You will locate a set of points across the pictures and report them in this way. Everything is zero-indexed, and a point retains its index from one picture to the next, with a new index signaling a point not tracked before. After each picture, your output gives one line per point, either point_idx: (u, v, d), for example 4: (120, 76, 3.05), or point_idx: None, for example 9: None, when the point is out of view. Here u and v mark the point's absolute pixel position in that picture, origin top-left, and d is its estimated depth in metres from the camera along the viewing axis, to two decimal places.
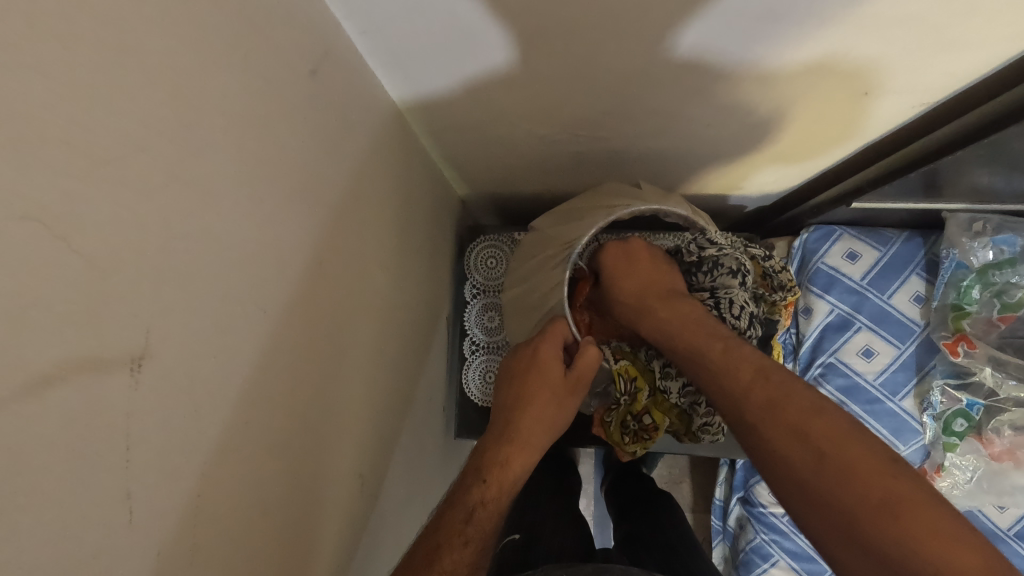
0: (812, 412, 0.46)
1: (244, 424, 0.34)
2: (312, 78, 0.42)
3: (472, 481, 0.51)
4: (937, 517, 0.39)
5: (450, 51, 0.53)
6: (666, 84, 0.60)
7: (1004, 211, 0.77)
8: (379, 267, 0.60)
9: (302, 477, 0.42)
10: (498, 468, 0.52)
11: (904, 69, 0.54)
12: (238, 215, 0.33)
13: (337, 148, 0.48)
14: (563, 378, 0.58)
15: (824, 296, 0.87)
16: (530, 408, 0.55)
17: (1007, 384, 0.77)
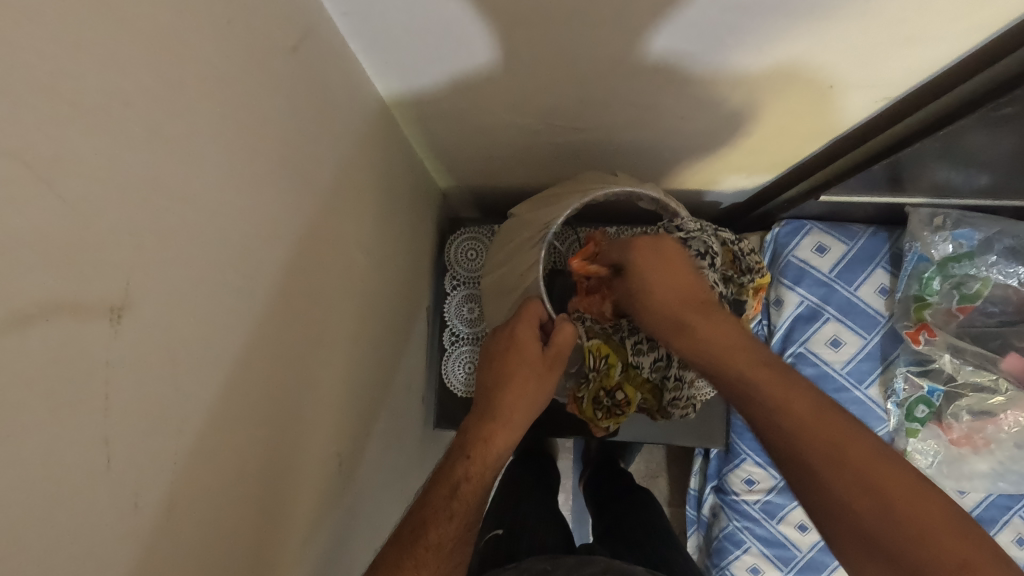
0: (836, 421, 0.48)
1: (228, 391, 0.35)
2: (295, 57, 0.43)
3: (457, 456, 0.53)
4: (944, 513, 0.42)
5: (429, 41, 0.54)
6: (644, 77, 0.61)
7: (961, 206, 0.81)
8: (360, 249, 0.60)
9: (282, 454, 0.43)
10: (478, 445, 0.53)
11: (863, 63, 0.57)
12: (222, 182, 0.33)
13: (320, 126, 0.48)
14: (538, 360, 0.58)
15: (795, 287, 0.90)
16: (502, 393, 0.56)
17: (965, 370, 0.80)
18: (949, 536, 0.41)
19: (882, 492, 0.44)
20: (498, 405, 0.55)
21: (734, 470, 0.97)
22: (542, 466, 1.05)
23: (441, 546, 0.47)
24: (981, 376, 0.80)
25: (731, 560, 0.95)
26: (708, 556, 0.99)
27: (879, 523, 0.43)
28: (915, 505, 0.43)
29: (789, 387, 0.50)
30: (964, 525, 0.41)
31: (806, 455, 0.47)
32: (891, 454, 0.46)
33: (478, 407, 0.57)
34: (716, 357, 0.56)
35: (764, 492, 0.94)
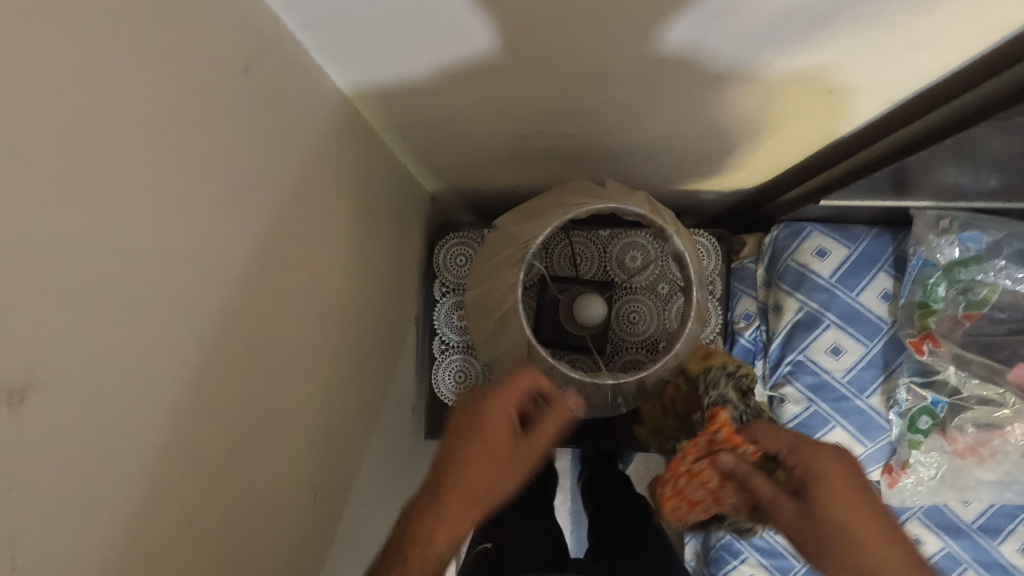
0: (886, 549, 0.51)
1: (171, 451, 0.33)
2: (243, 76, 0.39)
3: (411, 545, 0.49)
4: None
5: (420, 39, 0.50)
6: (633, 83, 0.58)
7: (971, 209, 0.76)
8: (335, 270, 0.58)
9: (243, 503, 0.41)
10: (431, 543, 0.50)
11: (865, 68, 0.53)
12: (156, 228, 0.31)
13: (283, 148, 0.45)
14: (504, 448, 0.55)
15: (794, 293, 0.86)
16: (455, 483, 0.53)
17: (971, 383, 0.78)
18: None
19: None
20: (449, 503, 0.52)
21: None
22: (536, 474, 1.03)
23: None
24: (987, 390, 0.77)
25: (727, 570, 0.93)
26: (705, 564, 0.98)
27: None
28: None
29: (854, 509, 0.51)
30: None
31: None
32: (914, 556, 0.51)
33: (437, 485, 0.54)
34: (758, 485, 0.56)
35: None
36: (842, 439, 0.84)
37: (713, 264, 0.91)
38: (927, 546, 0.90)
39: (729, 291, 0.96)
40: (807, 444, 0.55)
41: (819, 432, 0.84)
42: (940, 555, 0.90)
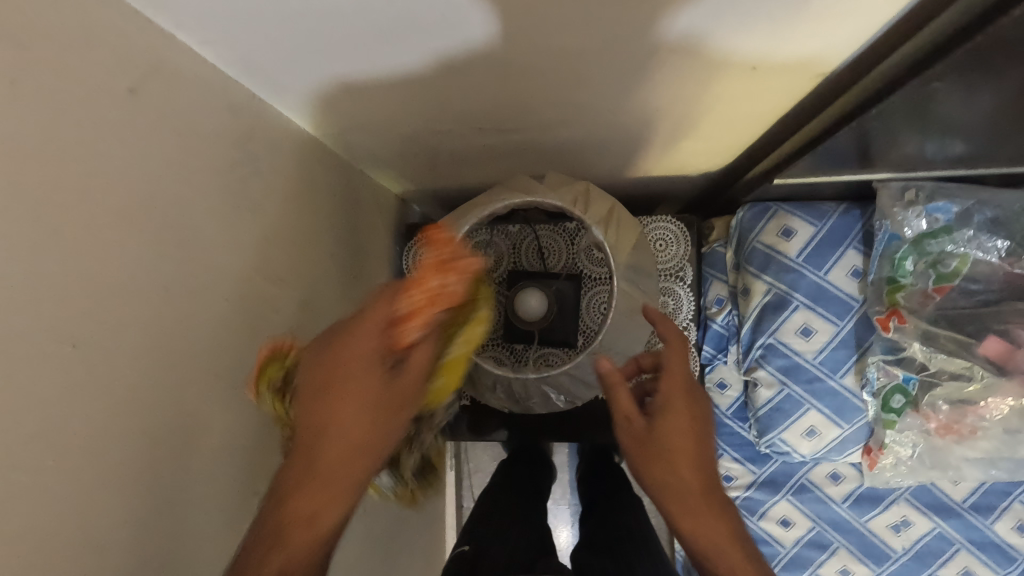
0: (716, 516, 0.44)
1: (46, 464, 0.35)
2: (129, 99, 0.41)
3: (268, 556, 0.39)
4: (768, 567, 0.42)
5: (382, 42, 0.49)
6: (549, 77, 0.57)
7: (936, 179, 0.74)
8: (272, 281, 0.59)
9: (154, 502, 0.44)
10: (296, 525, 0.41)
11: (773, 45, 0.52)
12: (14, 261, 0.33)
13: (188, 169, 0.47)
14: (342, 381, 0.43)
15: (761, 275, 0.84)
16: (333, 483, 0.42)
17: (936, 357, 0.76)
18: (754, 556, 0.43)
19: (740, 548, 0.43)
20: (309, 498, 0.41)
21: None
22: (517, 479, 1.04)
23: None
24: (953, 364, 0.75)
25: None
26: None
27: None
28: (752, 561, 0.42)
29: (696, 455, 0.46)
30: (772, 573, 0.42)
31: (721, 554, 0.42)
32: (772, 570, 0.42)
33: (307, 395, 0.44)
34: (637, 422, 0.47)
35: (742, 489, 0.92)
36: (816, 422, 0.82)
37: (681, 251, 0.90)
38: (915, 527, 0.87)
39: (701, 277, 0.95)
40: (683, 391, 0.48)
41: (793, 415, 0.83)
42: (931, 535, 0.87)
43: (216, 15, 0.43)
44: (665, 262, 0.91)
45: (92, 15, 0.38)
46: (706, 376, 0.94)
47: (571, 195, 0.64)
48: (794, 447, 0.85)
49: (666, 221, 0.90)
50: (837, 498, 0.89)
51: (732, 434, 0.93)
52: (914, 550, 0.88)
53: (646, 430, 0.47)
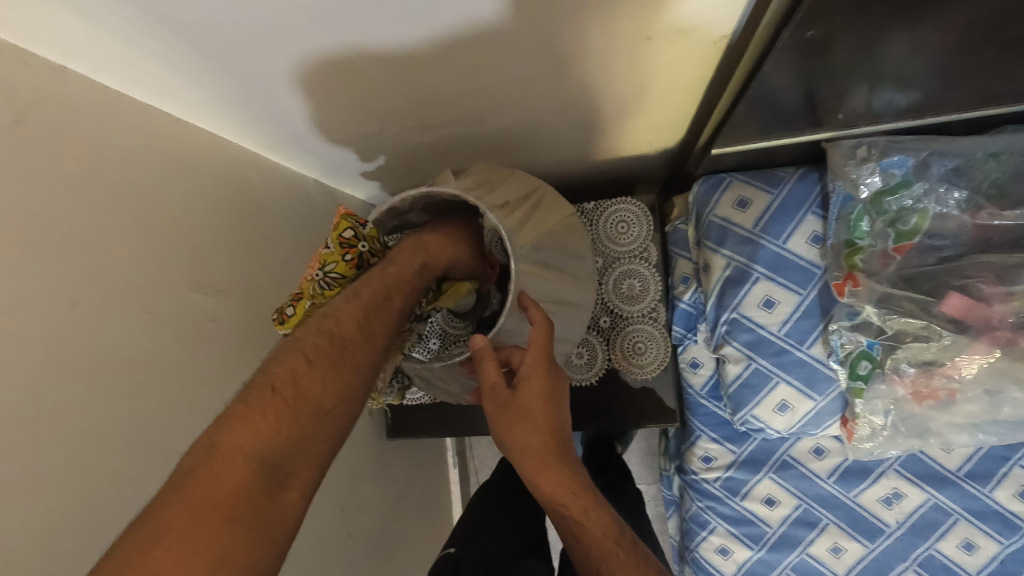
0: (565, 474, 0.52)
1: None
2: (18, 125, 0.44)
3: (266, 421, 0.45)
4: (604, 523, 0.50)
5: (320, 29, 0.50)
6: (449, 65, 0.58)
7: (888, 133, 0.69)
8: (210, 291, 0.62)
9: (81, 505, 0.47)
10: (284, 403, 0.46)
11: (652, 11, 0.51)
12: None
13: (98, 187, 0.50)
14: (383, 303, 0.59)
15: (719, 249, 0.82)
16: (342, 373, 0.52)
17: (892, 319, 0.72)
18: (595, 523, 0.50)
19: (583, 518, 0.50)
20: (313, 379, 0.49)
21: (691, 449, 0.92)
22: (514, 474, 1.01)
23: (214, 540, 0.38)
24: (910, 324, 0.72)
25: (699, 541, 0.93)
26: (682, 535, 0.98)
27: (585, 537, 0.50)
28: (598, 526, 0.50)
29: (550, 421, 0.53)
30: (612, 528, 0.50)
31: (567, 500, 0.51)
32: (606, 506, 0.51)
33: (332, 322, 0.55)
34: (506, 398, 0.54)
35: (723, 469, 0.90)
36: (788, 395, 0.80)
37: (643, 232, 0.89)
38: (909, 499, 0.83)
39: (667, 257, 0.93)
40: (542, 363, 0.55)
41: (762, 390, 0.81)
42: (926, 507, 0.82)
43: (89, 23, 0.45)
44: (627, 244, 0.89)
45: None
46: (679, 356, 0.92)
47: (482, 178, 0.64)
48: (768, 423, 0.82)
49: (626, 202, 0.89)
50: (822, 474, 0.86)
51: (709, 413, 0.91)
52: (909, 523, 0.83)
53: (512, 396, 0.54)
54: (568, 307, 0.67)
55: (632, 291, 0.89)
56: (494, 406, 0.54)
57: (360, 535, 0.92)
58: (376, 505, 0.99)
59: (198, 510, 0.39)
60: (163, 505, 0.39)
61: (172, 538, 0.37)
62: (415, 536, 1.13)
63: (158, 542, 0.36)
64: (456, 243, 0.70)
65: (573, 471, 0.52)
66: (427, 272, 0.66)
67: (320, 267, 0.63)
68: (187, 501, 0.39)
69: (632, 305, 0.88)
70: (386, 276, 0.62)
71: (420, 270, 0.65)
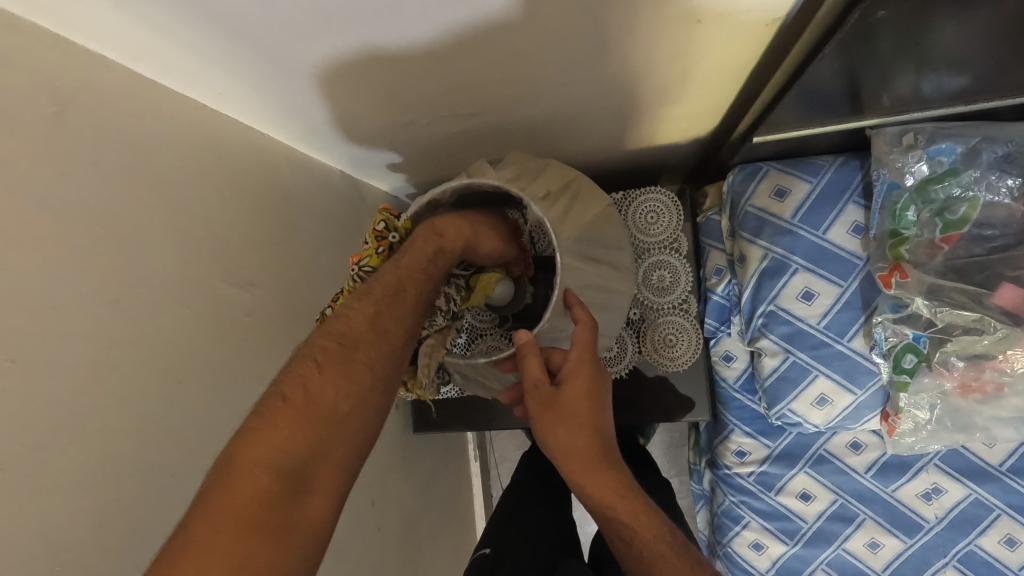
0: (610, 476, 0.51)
1: (29, 460, 0.39)
2: (62, 116, 0.43)
3: (277, 432, 0.42)
4: (652, 523, 0.49)
5: (365, 14, 0.48)
6: (490, 52, 0.56)
7: (935, 120, 0.67)
8: (246, 284, 0.62)
9: (129, 502, 0.46)
10: (294, 413, 0.43)
11: None
12: None
13: (142, 180, 0.49)
14: (399, 297, 0.52)
15: (756, 241, 0.80)
16: (355, 377, 0.46)
17: (943, 312, 0.71)
18: (646, 527, 0.49)
19: (633, 523, 0.49)
20: (325, 384, 0.45)
21: (723, 443, 0.91)
22: (541, 470, 1.00)
23: (235, 550, 0.37)
24: (962, 317, 0.70)
25: (731, 537, 0.91)
26: (712, 530, 0.97)
27: (636, 543, 0.49)
28: (650, 530, 0.49)
29: (595, 421, 0.52)
30: (662, 531, 0.49)
31: (616, 503, 0.50)
32: (656, 509, 0.50)
33: (343, 325, 0.49)
34: (551, 397, 0.53)
35: (757, 463, 0.89)
36: (826, 389, 0.78)
37: (674, 222, 0.87)
38: (948, 495, 0.82)
39: (698, 248, 0.91)
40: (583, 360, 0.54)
41: (801, 384, 0.79)
42: (966, 502, 0.81)
43: (129, 8, 0.44)
44: (657, 235, 0.87)
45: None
46: (711, 349, 0.91)
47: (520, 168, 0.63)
48: (805, 417, 0.81)
49: (654, 192, 0.87)
50: (859, 468, 0.84)
51: (743, 407, 0.90)
52: (948, 518, 0.82)
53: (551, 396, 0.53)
54: (609, 300, 0.65)
55: (662, 282, 0.87)
56: (538, 404, 0.53)
57: (388, 530, 0.91)
58: (403, 500, 0.98)
59: (216, 522, 0.37)
60: (187, 517, 0.37)
61: (192, 551, 0.36)
62: (440, 532, 1.12)
63: (180, 556, 0.35)
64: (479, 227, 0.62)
65: (619, 473, 0.51)
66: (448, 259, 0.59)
67: (355, 263, 0.63)
68: (207, 512, 0.37)
69: (663, 297, 0.87)
70: (398, 267, 0.54)
71: (436, 256, 0.57)
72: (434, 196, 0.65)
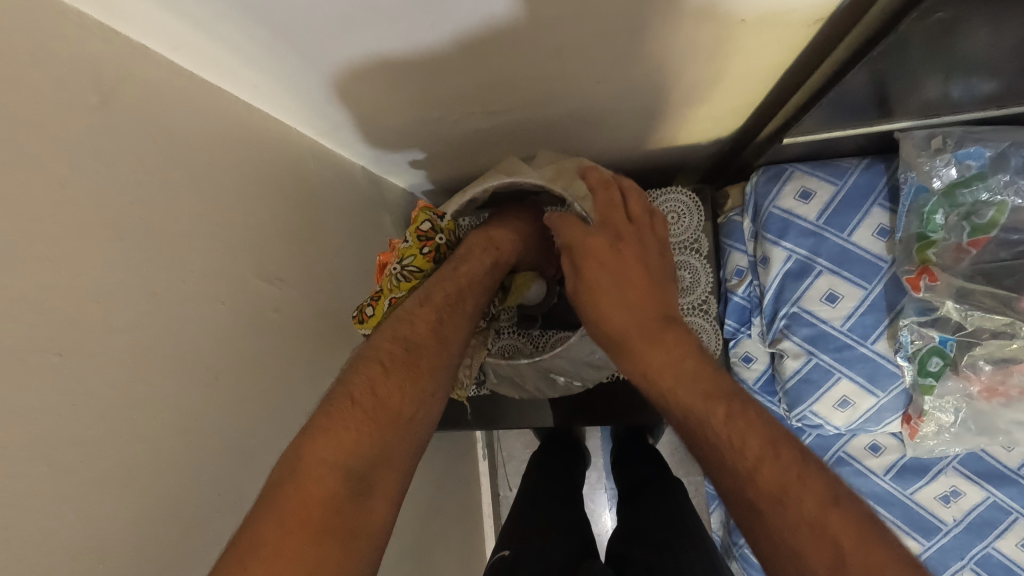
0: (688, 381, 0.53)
1: (71, 460, 0.38)
2: (101, 108, 0.41)
3: (347, 433, 0.42)
4: (744, 419, 0.47)
5: (410, 10, 0.47)
6: (528, 48, 0.56)
7: (965, 123, 0.67)
8: (274, 281, 0.61)
9: (168, 502, 0.45)
10: (362, 412, 0.44)
11: None
12: (14, 270, 0.35)
13: (177, 174, 0.48)
14: (456, 305, 0.57)
15: (780, 242, 0.80)
16: (419, 381, 0.49)
17: (973, 315, 0.71)
18: (733, 420, 0.47)
19: (725, 426, 0.47)
20: (392, 389, 0.46)
21: None
22: (556, 472, 1.00)
23: (306, 555, 0.36)
24: (992, 321, 0.70)
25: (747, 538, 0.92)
26: (728, 531, 0.97)
27: (728, 438, 0.46)
28: (730, 414, 0.48)
29: (670, 338, 0.57)
30: (764, 428, 0.46)
31: (698, 405, 0.50)
32: (749, 405, 0.48)
33: (406, 328, 0.52)
34: (620, 327, 0.60)
35: None
36: (849, 391, 0.79)
37: (696, 222, 0.87)
38: (967, 497, 0.82)
39: (719, 248, 0.91)
40: (654, 280, 0.64)
41: (823, 386, 0.79)
42: (985, 505, 0.80)
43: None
44: (678, 235, 0.87)
45: (25, 14, 0.37)
46: (731, 350, 0.91)
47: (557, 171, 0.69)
48: (827, 419, 0.81)
49: (677, 192, 0.87)
50: (878, 470, 0.85)
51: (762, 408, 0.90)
52: (966, 521, 0.82)
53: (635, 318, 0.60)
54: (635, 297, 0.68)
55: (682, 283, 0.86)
56: (610, 330, 0.61)
57: (405, 529, 0.90)
58: (418, 499, 0.97)
59: (288, 522, 0.37)
60: (254, 520, 0.37)
61: (265, 553, 0.35)
62: (450, 532, 1.11)
63: (251, 558, 0.35)
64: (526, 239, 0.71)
65: (705, 378, 0.52)
66: (496, 266, 0.66)
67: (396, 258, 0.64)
68: (275, 516, 0.37)
69: (683, 297, 0.86)
70: (456, 275, 0.61)
71: (490, 267, 0.65)
72: (473, 197, 0.69)
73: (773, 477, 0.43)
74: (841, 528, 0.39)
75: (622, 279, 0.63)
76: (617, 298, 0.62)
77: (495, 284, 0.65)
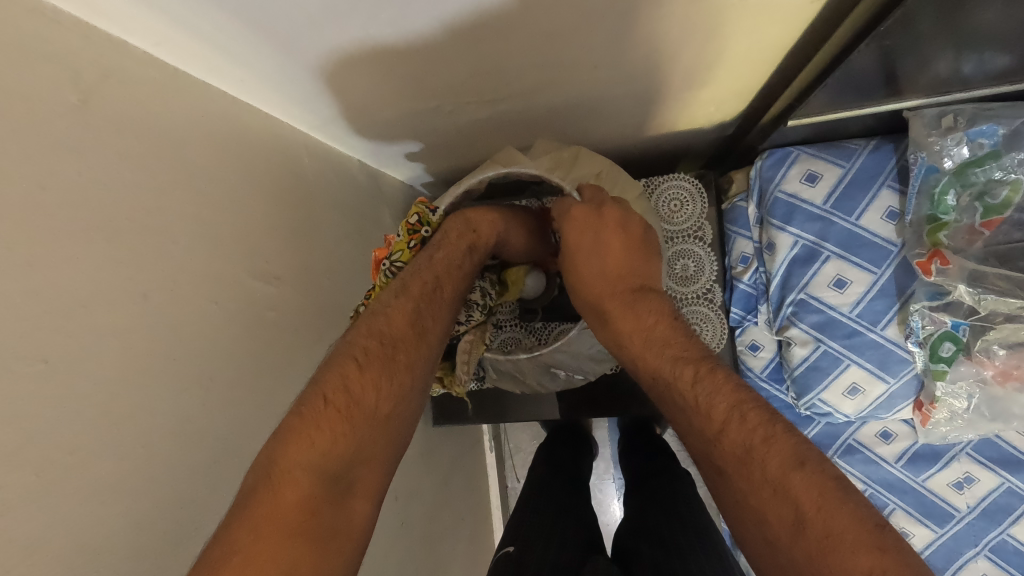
0: (664, 352, 0.54)
1: (64, 464, 0.37)
2: (83, 107, 0.41)
3: (320, 434, 0.41)
4: (713, 384, 0.47)
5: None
6: (522, 34, 0.54)
7: (977, 100, 0.65)
8: (270, 278, 0.60)
9: (165, 504, 0.45)
10: (335, 410, 0.42)
11: None
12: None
13: (166, 172, 0.47)
14: (434, 294, 0.57)
15: (785, 228, 0.79)
16: (395, 376, 0.48)
17: (987, 299, 0.69)
18: (702, 383, 0.48)
19: (696, 392, 0.48)
20: (366, 385, 0.45)
21: None
22: (563, 466, 0.99)
23: (280, 557, 0.35)
24: (1006, 304, 0.69)
25: None
26: None
27: (698, 405, 0.47)
28: (698, 378, 0.49)
29: (649, 312, 0.59)
30: (733, 390, 0.46)
31: (669, 372, 0.52)
32: (719, 371, 0.48)
33: (382, 323, 0.51)
34: (605, 304, 0.62)
35: None
36: (858, 378, 0.77)
37: (698, 209, 0.85)
38: (981, 484, 0.80)
39: (724, 235, 0.89)
40: (637, 249, 0.65)
41: (832, 373, 0.78)
42: (999, 492, 0.79)
43: None
44: (681, 223, 0.85)
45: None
46: (737, 339, 0.89)
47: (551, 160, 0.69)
48: (836, 407, 0.80)
49: (678, 178, 0.84)
50: (889, 458, 0.83)
51: (771, 397, 0.88)
52: (981, 508, 0.80)
53: (613, 287, 0.62)
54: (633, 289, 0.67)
55: (686, 272, 0.85)
56: (596, 308, 0.63)
57: (411, 522, 0.90)
58: (424, 492, 0.97)
59: (262, 528, 0.36)
60: (227, 527, 0.36)
61: (238, 560, 0.35)
62: (459, 524, 1.12)
63: (225, 565, 0.34)
64: (515, 231, 0.69)
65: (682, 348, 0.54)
66: (475, 250, 0.65)
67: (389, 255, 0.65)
68: (249, 522, 0.36)
69: (687, 286, 0.85)
70: (434, 262, 0.60)
71: (468, 253, 0.64)
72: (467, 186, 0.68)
73: (736, 441, 0.42)
74: (804, 490, 0.38)
75: (606, 257, 0.64)
76: (600, 273, 0.64)
77: (473, 268, 0.65)
